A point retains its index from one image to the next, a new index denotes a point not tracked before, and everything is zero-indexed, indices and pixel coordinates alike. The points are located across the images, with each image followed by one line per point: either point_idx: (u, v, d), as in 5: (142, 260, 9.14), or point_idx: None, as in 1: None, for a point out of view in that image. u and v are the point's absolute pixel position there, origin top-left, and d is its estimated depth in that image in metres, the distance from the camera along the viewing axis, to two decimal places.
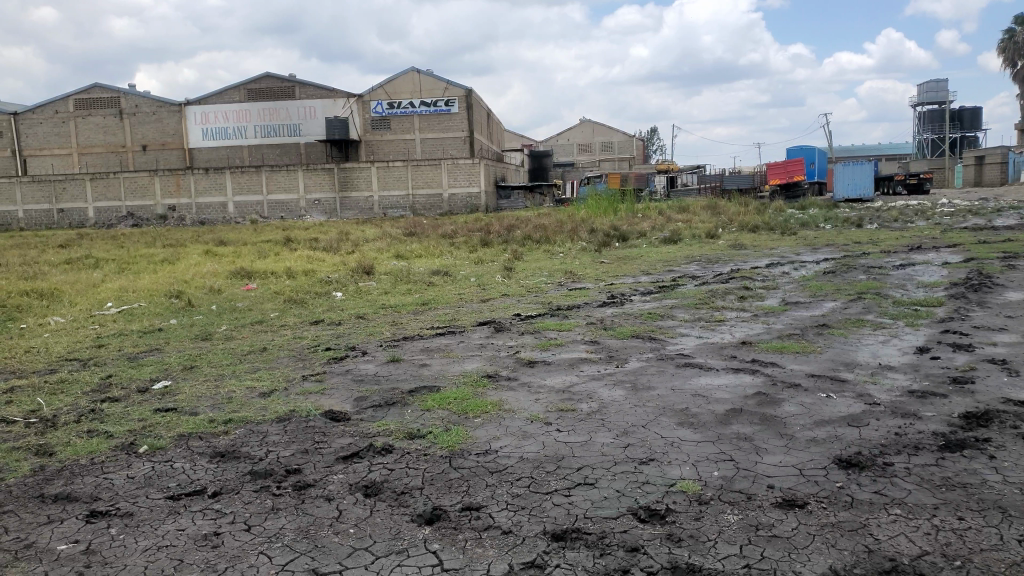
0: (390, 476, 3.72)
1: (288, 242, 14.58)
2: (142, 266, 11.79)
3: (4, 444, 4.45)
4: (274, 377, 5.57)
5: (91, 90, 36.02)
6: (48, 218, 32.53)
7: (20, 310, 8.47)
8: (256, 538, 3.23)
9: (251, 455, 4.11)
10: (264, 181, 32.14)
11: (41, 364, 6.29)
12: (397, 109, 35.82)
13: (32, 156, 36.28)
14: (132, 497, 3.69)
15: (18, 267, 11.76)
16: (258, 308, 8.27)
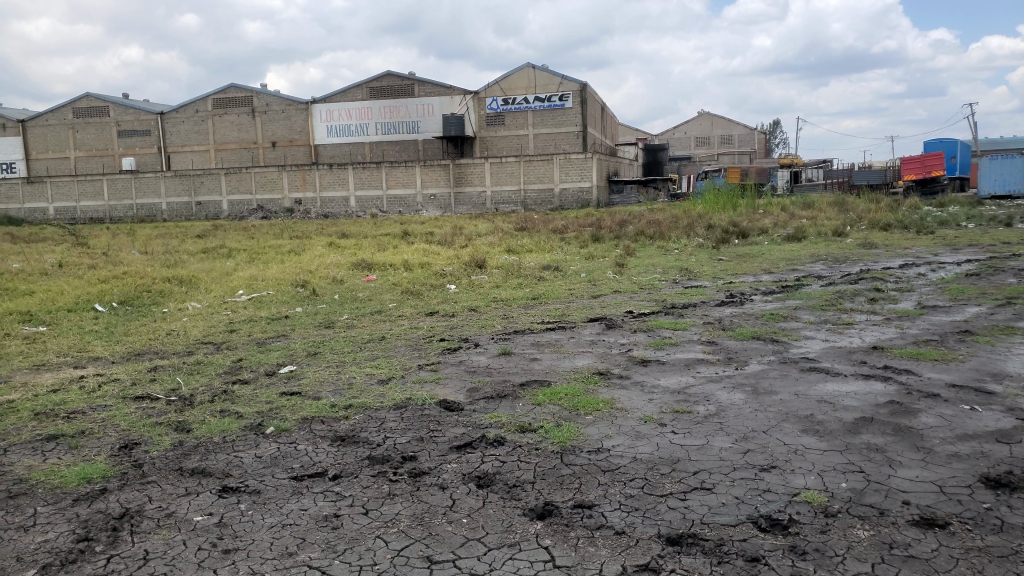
0: (502, 469, 3.74)
1: (405, 236, 14.96)
2: (271, 256, 12.42)
3: (149, 418, 4.81)
4: (391, 365, 5.74)
5: (228, 90, 38.34)
6: (187, 210, 34.92)
7: (163, 295, 9.13)
8: (374, 522, 3.33)
9: (370, 440, 4.25)
10: (383, 177, 33.28)
11: (181, 346, 6.76)
12: (512, 105, 36.10)
13: (175, 152, 39.05)
14: (259, 475, 3.90)
15: (162, 255, 12.66)
16: (377, 299, 8.55)
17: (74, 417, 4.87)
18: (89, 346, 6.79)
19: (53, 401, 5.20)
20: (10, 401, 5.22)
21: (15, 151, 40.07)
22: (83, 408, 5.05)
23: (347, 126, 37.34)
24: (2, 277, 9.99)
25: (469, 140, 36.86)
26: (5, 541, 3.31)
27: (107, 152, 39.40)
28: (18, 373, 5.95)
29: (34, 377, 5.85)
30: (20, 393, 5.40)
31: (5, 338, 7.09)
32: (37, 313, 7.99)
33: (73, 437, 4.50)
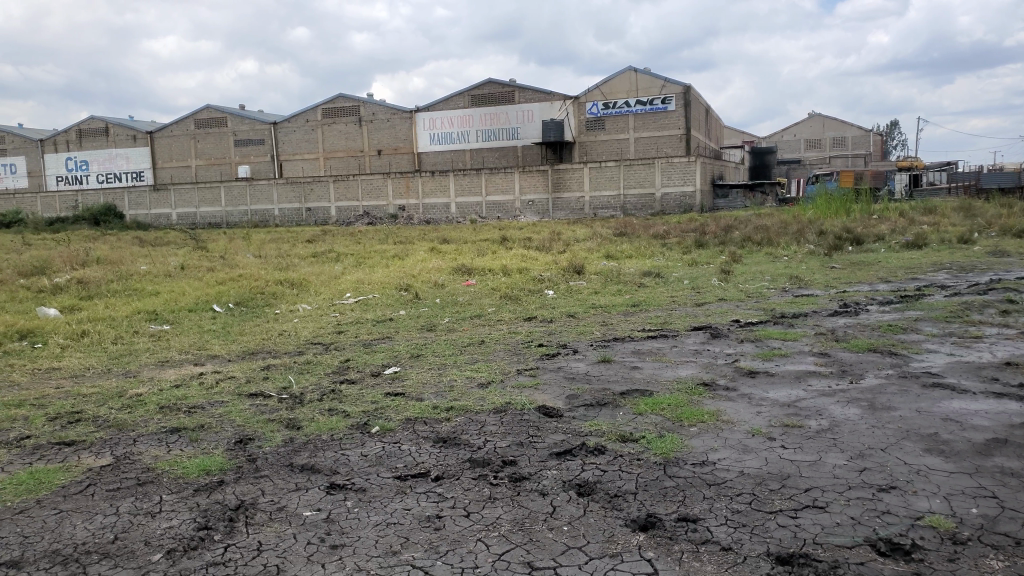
0: (604, 477, 3.70)
1: (504, 241, 15.08)
2: (376, 261, 12.80)
3: (262, 415, 5.04)
4: (491, 369, 5.78)
5: (337, 100, 39.83)
6: (298, 216, 36.52)
7: (275, 297, 9.56)
8: (476, 525, 3.35)
9: (471, 443, 4.29)
10: (484, 183, 33.74)
11: (291, 346, 7.06)
12: (613, 109, 35.84)
13: (287, 160, 40.92)
14: (365, 474, 4.00)
15: (275, 259, 13.26)
16: (477, 303, 8.66)
17: (195, 411, 5.16)
18: (208, 345, 7.18)
19: (176, 395, 5.53)
20: (138, 394, 5.58)
21: (144, 160, 42.99)
22: (203, 403, 5.35)
23: (449, 133, 38.08)
24: (132, 278, 10.73)
25: (569, 145, 36.87)
26: (134, 525, 3.54)
27: (224, 161, 41.68)
28: (145, 368, 6.37)
29: (160, 372, 6.24)
30: (146, 387, 5.77)
31: (135, 335, 7.61)
32: (163, 313, 8.53)
33: (194, 430, 4.77)
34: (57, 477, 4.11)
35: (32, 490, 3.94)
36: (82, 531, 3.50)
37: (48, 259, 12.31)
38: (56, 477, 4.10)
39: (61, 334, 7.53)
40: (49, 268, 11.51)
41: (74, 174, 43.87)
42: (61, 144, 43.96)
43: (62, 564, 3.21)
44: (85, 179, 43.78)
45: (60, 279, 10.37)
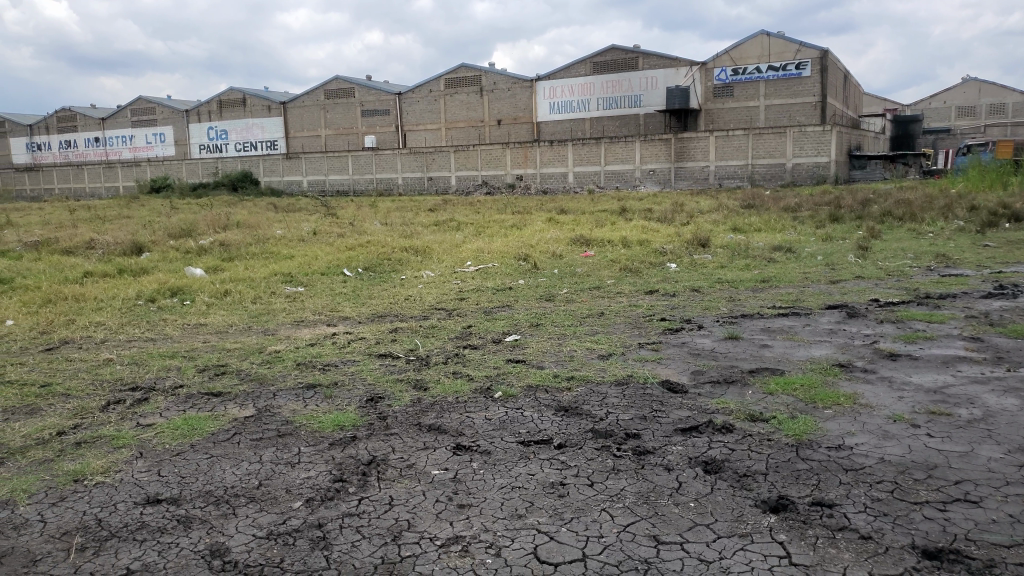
0: (731, 457, 3.61)
1: (624, 213, 14.87)
2: (495, 231, 12.91)
3: (391, 374, 5.24)
4: (612, 341, 5.74)
5: (460, 70, 40.25)
6: (420, 184, 37.46)
7: (401, 263, 9.86)
8: (599, 495, 3.35)
9: (593, 413, 4.29)
10: (603, 153, 33.36)
11: (416, 311, 7.26)
12: (742, 75, 34.34)
13: (411, 130, 41.92)
14: (489, 437, 4.08)
15: (400, 226, 13.66)
16: (597, 274, 8.59)
17: (328, 368, 5.43)
18: (339, 307, 7.52)
19: (311, 353, 5.84)
20: (277, 351, 5.93)
21: (277, 129, 45.14)
22: (335, 361, 5.62)
23: (570, 102, 37.73)
24: (269, 242, 11.35)
25: (694, 113, 35.68)
26: (276, 473, 3.77)
27: (351, 130, 43.17)
28: (281, 327, 6.74)
29: (295, 331, 6.59)
30: (284, 345, 6.11)
31: (272, 295, 8.06)
32: (297, 276, 8.97)
33: (328, 387, 5.01)
34: (208, 424, 4.42)
35: (187, 435, 4.27)
36: (231, 475, 3.76)
37: (195, 222, 13.15)
38: (207, 424, 4.42)
39: (207, 293, 8.08)
40: (195, 231, 12.33)
41: (215, 143, 46.65)
42: (203, 114, 46.78)
43: (215, 504, 3.47)
44: (225, 148, 46.50)
45: (206, 241, 11.09)
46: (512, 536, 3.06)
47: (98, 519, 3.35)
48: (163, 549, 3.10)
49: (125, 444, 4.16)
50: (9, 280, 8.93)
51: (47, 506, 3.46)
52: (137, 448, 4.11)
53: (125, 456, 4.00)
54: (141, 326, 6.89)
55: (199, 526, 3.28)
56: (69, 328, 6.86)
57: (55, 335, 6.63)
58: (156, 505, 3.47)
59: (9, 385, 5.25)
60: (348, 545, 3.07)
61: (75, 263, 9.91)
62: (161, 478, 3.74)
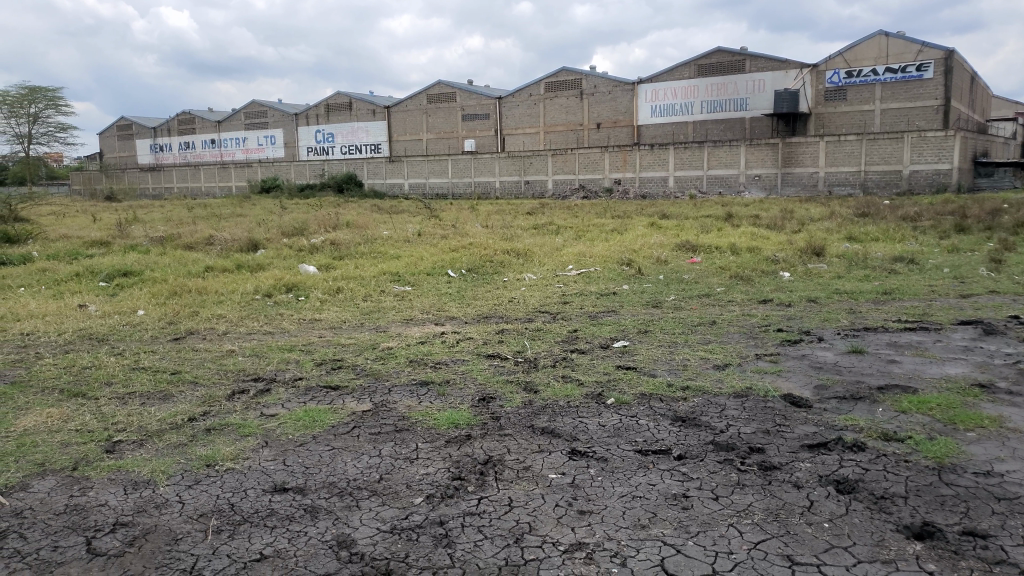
0: (866, 477, 3.42)
1: (730, 219, 14.50)
2: (596, 234, 12.81)
3: (501, 375, 5.27)
4: (727, 351, 5.57)
5: (560, 74, 40.29)
6: (517, 188, 37.72)
7: (503, 265, 9.92)
8: (726, 510, 3.24)
9: (712, 425, 4.16)
10: (706, 158, 32.69)
11: (521, 313, 7.27)
12: (856, 78, 32.84)
13: (510, 134, 42.30)
14: (605, 444, 4.02)
15: (501, 229, 13.79)
16: (705, 282, 8.38)
17: (439, 367, 5.51)
18: (445, 306, 7.62)
19: (422, 351, 5.94)
20: (389, 347, 6.05)
21: (380, 133, 46.43)
22: (446, 360, 5.68)
23: (672, 106, 37.14)
24: (376, 241, 11.65)
25: (803, 117, 34.40)
26: (396, 468, 3.83)
27: (452, 134, 43.88)
28: (392, 325, 6.89)
29: (405, 329, 6.72)
30: (396, 342, 6.24)
31: (382, 294, 8.25)
32: (404, 275, 9.16)
33: (440, 385, 5.07)
34: (328, 417, 4.55)
35: (309, 426, 4.41)
36: (353, 468, 3.84)
37: (307, 222, 13.64)
38: (327, 417, 4.55)
39: (320, 289, 8.36)
40: (308, 230, 12.81)
41: (321, 146, 48.37)
42: (311, 117, 48.59)
43: (339, 496, 3.56)
44: (330, 151, 48.16)
45: (317, 240, 11.48)
46: (637, 546, 3.00)
47: (230, 503, 3.49)
48: (293, 536, 3.19)
49: (251, 433, 4.33)
50: (138, 273, 9.49)
51: (184, 488, 3.63)
52: (263, 437, 4.27)
53: (252, 444, 4.16)
54: (260, 320, 7.19)
55: (325, 517, 3.36)
56: (194, 320, 7.21)
57: (182, 326, 7.00)
58: (283, 494, 3.59)
59: (144, 370, 5.57)
60: (470, 545, 3.08)
61: (198, 258, 10.44)
62: (288, 467, 3.87)
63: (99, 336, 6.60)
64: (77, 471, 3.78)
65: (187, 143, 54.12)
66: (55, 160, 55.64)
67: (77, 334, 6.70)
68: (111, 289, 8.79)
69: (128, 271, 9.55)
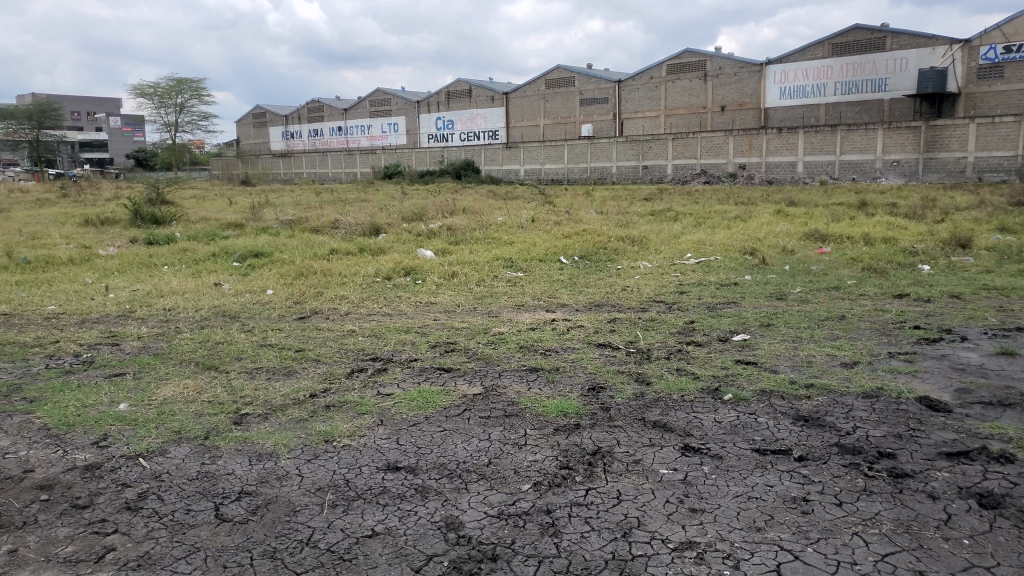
0: (1014, 492, 3.12)
1: (863, 207, 13.63)
2: (717, 222, 12.36)
3: (612, 365, 5.17)
4: (856, 348, 5.23)
5: (683, 56, 39.20)
6: (635, 173, 37.09)
7: (618, 252, 9.78)
8: (850, 517, 3.04)
9: (838, 427, 3.92)
10: (839, 142, 30.97)
11: (634, 302, 7.13)
12: (1016, 54, 30.04)
13: (629, 119, 41.59)
14: (720, 441, 3.87)
15: (617, 215, 13.59)
16: (834, 274, 7.91)
17: (549, 354, 5.48)
18: (557, 293, 7.58)
19: (533, 337, 5.93)
20: (501, 333, 6.08)
21: (499, 119, 46.79)
22: (557, 347, 5.65)
23: (803, 87, 35.34)
24: (491, 227, 11.77)
25: (951, 98, 31.83)
26: (504, 453, 3.84)
27: (570, 119, 43.66)
28: (504, 310, 6.93)
29: (516, 315, 6.73)
30: (507, 327, 6.27)
31: (495, 279, 8.32)
32: (517, 261, 9.19)
33: (551, 371, 5.06)
34: (440, 398, 4.63)
35: (422, 407, 4.49)
36: (463, 450, 3.89)
37: (426, 207, 13.94)
38: (439, 398, 4.63)
39: (436, 274, 8.52)
40: (426, 215, 13.10)
41: (441, 133, 49.33)
42: (433, 104, 49.64)
43: (448, 478, 3.60)
44: (450, 137, 49.08)
45: (435, 225, 11.71)
46: (751, 549, 2.86)
47: (346, 479, 3.61)
48: (403, 515, 3.26)
49: (368, 411, 4.46)
50: (269, 254, 10.01)
51: (304, 461, 3.79)
52: (378, 415, 4.39)
53: (368, 422, 4.29)
54: (380, 302, 7.41)
55: (435, 498, 3.41)
56: (318, 300, 7.53)
57: (306, 306, 7.33)
58: (396, 472, 3.67)
59: (271, 347, 5.87)
60: (577, 536, 3.04)
61: (323, 241, 10.89)
62: (401, 447, 3.96)
63: (232, 313, 7.02)
64: (208, 441, 4.02)
65: (316, 130, 56.63)
66: (198, 146, 59.64)
67: (213, 311, 7.15)
68: (244, 268, 9.31)
69: (259, 252, 10.09)
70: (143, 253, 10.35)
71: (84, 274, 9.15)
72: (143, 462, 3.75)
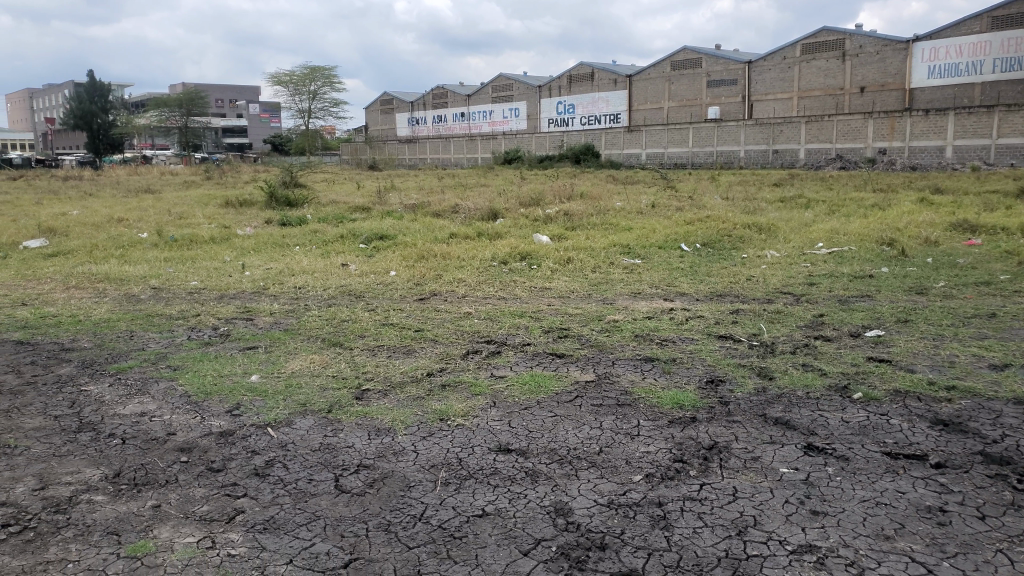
0: None
1: (1022, 196, 12.45)
2: (853, 210, 11.67)
3: (732, 358, 4.99)
4: (1008, 350, 4.79)
5: (820, 34, 37.12)
6: (765, 157, 35.63)
7: (742, 240, 9.41)
8: (993, 532, 2.80)
9: (982, 434, 3.60)
10: (996, 125, 28.54)
11: (759, 293, 6.84)
12: None
13: (759, 101, 39.89)
14: (848, 441, 3.66)
15: (742, 202, 13.07)
16: (984, 268, 7.29)
17: (666, 344, 5.35)
18: (676, 282, 7.38)
19: (649, 326, 5.81)
20: (616, 320, 6.01)
21: (622, 103, 46.11)
22: (674, 338, 5.51)
23: (955, 65, 32.73)
24: (609, 213, 11.62)
25: None
26: (616, 442, 3.79)
27: (696, 102, 42.34)
28: (620, 298, 6.83)
29: (632, 302, 6.63)
30: (623, 315, 6.18)
31: (611, 266, 8.21)
32: (635, 248, 9.03)
33: (667, 362, 4.94)
34: (552, 383, 4.63)
35: (534, 391, 4.51)
36: (574, 437, 3.87)
37: (544, 192, 13.94)
38: (552, 384, 4.62)
39: (552, 259, 8.51)
40: (544, 200, 13.09)
41: (562, 117, 49.20)
42: (555, 89, 49.54)
43: (559, 463, 3.59)
44: (572, 122, 48.87)
45: (552, 211, 11.68)
46: (878, 558, 2.69)
47: (459, 458, 3.67)
48: (513, 497, 3.28)
49: (481, 392, 4.52)
50: (392, 237, 10.34)
51: (419, 438, 3.89)
52: (491, 397, 4.44)
53: (481, 403, 4.35)
54: (495, 286, 7.48)
55: (545, 482, 3.41)
56: (438, 282, 7.71)
57: (426, 287, 7.51)
58: (507, 454, 3.70)
59: (391, 326, 6.05)
60: (689, 531, 2.96)
61: (444, 225, 11.11)
62: (512, 429, 3.98)
63: (356, 293, 7.29)
64: (331, 414, 4.20)
65: (441, 116, 57.85)
66: (330, 132, 62.30)
67: (339, 290, 7.46)
68: (368, 250, 9.66)
69: (384, 235, 10.44)
70: (277, 234, 10.93)
71: (224, 252, 9.77)
72: (271, 431, 3.97)
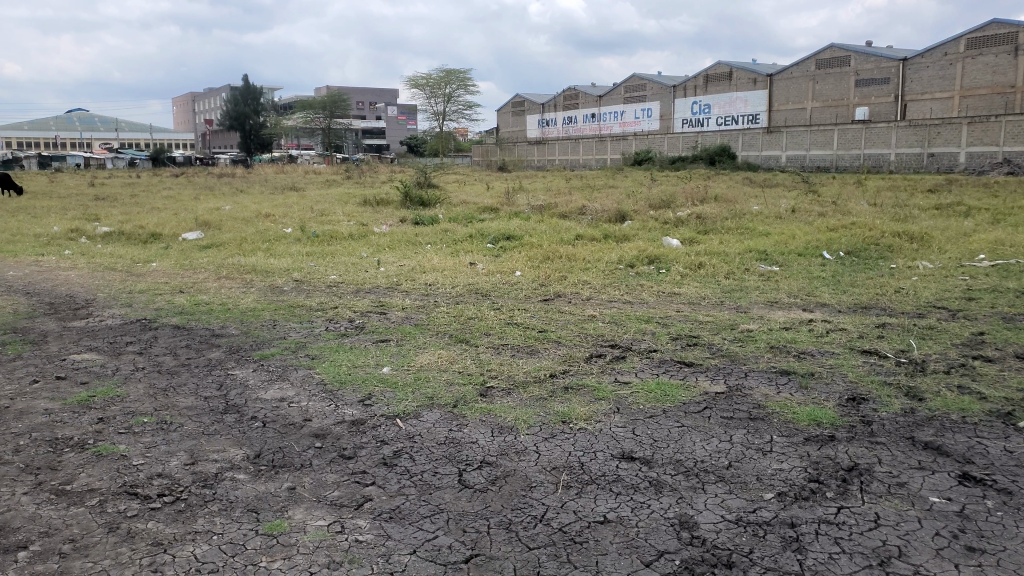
0: None
1: None
2: (1023, 219, 10.68)
3: (877, 375, 4.66)
4: None
5: (989, 27, 34.35)
6: (918, 161, 32.93)
7: (891, 250, 8.80)
8: None
9: None
10: None
11: (909, 307, 6.37)
12: None
13: (913, 100, 37.42)
14: (1010, 473, 3.32)
15: (891, 207, 12.27)
16: None
17: (804, 357, 5.07)
18: (816, 292, 7.00)
19: (785, 338, 5.53)
20: (749, 330, 5.77)
21: (760, 103, 44.48)
22: (812, 351, 5.22)
23: None
24: (744, 216, 11.23)
25: None
26: (746, 457, 3.62)
27: (842, 102, 40.17)
28: (754, 306, 6.55)
29: (768, 312, 6.34)
30: (756, 324, 5.92)
31: (745, 273, 7.90)
32: (772, 254, 8.66)
33: (804, 376, 4.68)
34: (679, 393, 4.49)
35: (660, 400, 4.39)
36: (700, 449, 3.73)
37: (675, 194, 13.66)
38: (679, 393, 4.48)
39: (682, 263, 8.30)
40: (676, 202, 12.83)
41: (697, 118, 48.16)
42: (689, 89, 48.48)
43: (684, 475, 3.48)
44: (706, 122, 47.71)
45: (683, 213, 11.41)
46: None
47: (581, 462, 3.63)
48: (635, 507, 3.20)
49: (605, 397, 4.45)
50: (519, 237, 10.46)
51: (541, 439, 3.88)
52: (614, 403, 4.36)
53: (604, 408, 4.28)
54: (622, 289, 7.38)
55: (669, 493, 3.31)
56: (563, 283, 7.69)
57: (552, 288, 7.52)
58: (630, 462, 3.62)
59: (517, 326, 6.09)
60: (825, 556, 2.77)
61: (570, 226, 11.10)
62: (636, 437, 3.90)
63: (483, 292, 7.40)
64: (456, 409, 4.27)
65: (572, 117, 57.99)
66: (461, 134, 63.81)
67: (467, 288, 7.59)
68: (496, 250, 9.78)
69: (511, 235, 10.57)
70: (409, 232, 11.29)
71: (361, 248, 10.20)
72: (399, 423, 4.08)
